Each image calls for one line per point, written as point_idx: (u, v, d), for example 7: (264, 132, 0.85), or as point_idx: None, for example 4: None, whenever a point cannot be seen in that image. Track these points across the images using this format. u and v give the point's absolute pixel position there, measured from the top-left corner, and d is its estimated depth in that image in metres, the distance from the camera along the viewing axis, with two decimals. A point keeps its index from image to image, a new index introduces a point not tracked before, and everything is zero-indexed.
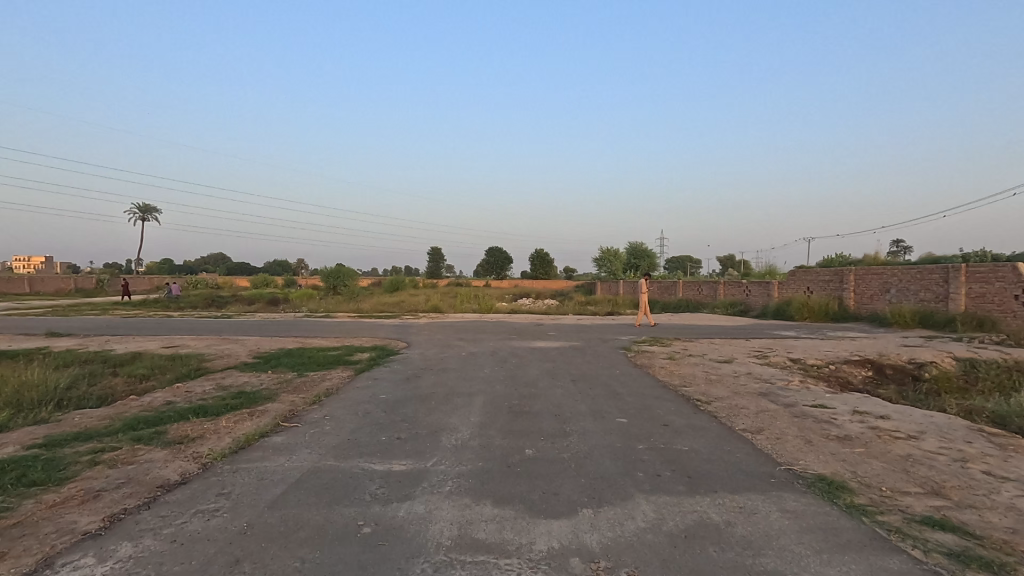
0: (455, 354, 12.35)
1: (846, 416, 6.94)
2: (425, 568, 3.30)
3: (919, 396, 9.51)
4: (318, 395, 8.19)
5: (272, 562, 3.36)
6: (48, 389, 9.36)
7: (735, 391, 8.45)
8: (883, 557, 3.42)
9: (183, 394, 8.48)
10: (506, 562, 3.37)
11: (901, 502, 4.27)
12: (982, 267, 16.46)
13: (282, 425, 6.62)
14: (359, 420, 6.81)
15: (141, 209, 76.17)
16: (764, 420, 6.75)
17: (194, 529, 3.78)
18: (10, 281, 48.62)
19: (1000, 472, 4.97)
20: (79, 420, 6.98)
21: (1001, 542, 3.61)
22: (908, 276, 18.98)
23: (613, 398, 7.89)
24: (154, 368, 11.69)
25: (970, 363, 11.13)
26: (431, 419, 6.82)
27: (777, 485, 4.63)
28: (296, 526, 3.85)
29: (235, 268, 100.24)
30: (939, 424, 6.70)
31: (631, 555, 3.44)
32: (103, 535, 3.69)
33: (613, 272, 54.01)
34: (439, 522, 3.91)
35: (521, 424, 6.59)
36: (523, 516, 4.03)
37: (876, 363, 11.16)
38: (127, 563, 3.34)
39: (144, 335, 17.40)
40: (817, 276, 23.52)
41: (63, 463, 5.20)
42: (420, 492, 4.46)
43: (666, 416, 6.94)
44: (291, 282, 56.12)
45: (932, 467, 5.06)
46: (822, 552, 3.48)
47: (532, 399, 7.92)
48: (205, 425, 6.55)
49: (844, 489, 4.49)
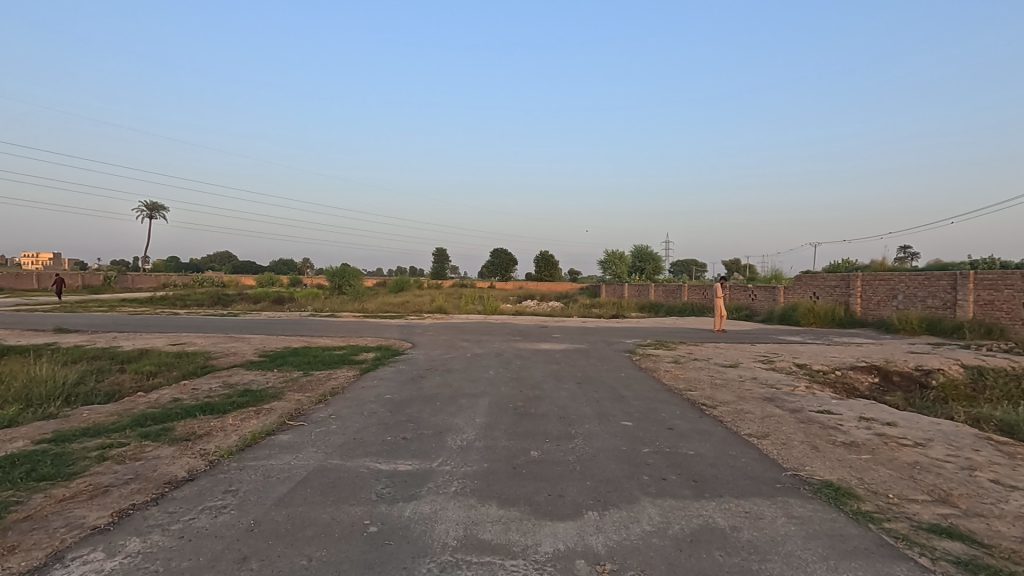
0: (459, 354, 12.40)
1: (853, 422, 6.91)
2: (431, 568, 3.31)
3: (925, 403, 9.46)
4: (324, 394, 8.21)
5: (279, 560, 3.38)
6: (56, 384, 9.45)
7: (740, 396, 8.43)
8: (890, 564, 3.41)
9: (191, 392, 8.52)
10: (512, 563, 3.38)
11: (907, 509, 4.25)
12: (990, 274, 16.37)
13: (287, 423, 6.64)
14: (364, 420, 6.84)
15: (148, 208, 77.49)
16: (770, 425, 6.73)
17: (202, 526, 3.80)
18: (17, 279, 49.19)
19: (1009, 481, 4.94)
20: (87, 416, 7.03)
21: (1010, 551, 3.58)
22: (915, 283, 18.84)
23: (619, 401, 7.89)
24: (163, 365, 11.77)
25: (978, 370, 11.07)
26: (436, 420, 6.83)
27: (783, 491, 4.61)
28: (302, 524, 3.86)
29: (241, 267, 100.99)
30: (948, 431, 6.66)
31: (636, 559, 3.43)
32: (111, 530, 3.72)
33: (618, 276, 54.27)
34: (445, 522, 3.92)
35: (525, 425, 6.60)
36: (528, 517, 4.04)
37: (883, 370, 11.05)
38: (136, 558, 3.36)
39: (150, 332, 17.50)
40: (823, 281, 23.45)
41: (71, 458, 5.23)
42: (426, 492, 4.48)
43: (671, 420, 6.94)
44: (292, 282, 56.63)
45: (939, 475, 5.03)
46: (829, 559, 3.47)
47: (537, 401, 7.96)
48: (212, 423, 6.58)
49: (851, 496, 4.48)
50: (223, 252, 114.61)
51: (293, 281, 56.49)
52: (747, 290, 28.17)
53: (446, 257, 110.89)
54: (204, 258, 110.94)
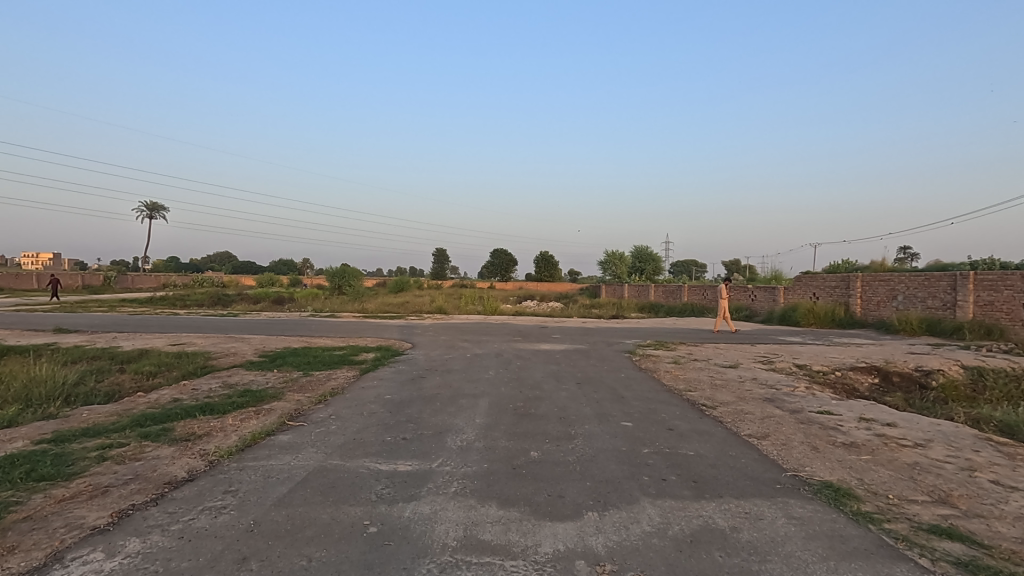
0: (459, 354, 12.41)
1: (853, 423, 6.90)
2: (431, 568, 3.31)
3: (925, 403, 9.46)
4: (324, 395, 8.21)
5: (279, 560, 3.38)
6: (56, 384, 9.45)
7: (740, 396, 8.43)
8: (889, 565, 3.41)
9: (191, 392, 8.51)
10: (511, 564, 3.37)
11: (907, 510, 4.25)
12: (990, 274, 16.37)
13: (287, 424, 6.63)
14: (364, 420, 6.84)
15: (148, 208, 77.58)
16: (769, 425, 6.73)
17: (202, 526, 3.80)
18: (17, 279, 49.22)
19: (1009, 482, 4.94)
20: (87, 416, 7.04)
21: (1010, 552, 3.58)
22: (915, 284, 18.85)
23: (619, 402, 7.89)
24: (163, 365, 11.77)
25: (978, 371, 11.07)
26: (436, 420, 6.83)
27: (783, 492, 4.61)
28: (302, 525, 3.86)
29: (241, 268, 101.06)
30: (948, 432, 6.66)
31: (636, 560, 3.44)
32: (111, 531, 3.72)
33: (618, 276, 54.33)
34: (445, 523, 3.92)
35: (525, 426, 6.59)
36: (528, 518, 4.03)
37: (883, 370, 11.04)
38: (135, 558, 3.36)
39: (150, 332, 17.51)
40: (823, 282, 23.45)
41: (71, 458, 5.23)
42: (426, 493, 4.48)
43: (672, 420, 6.94)
44: (291, 282, 56.68)
45: (939, 476, 5.03)
46: (829, 560, 3.47)
47: (537, 401, 7.96)
48: (212, 423, 6.58)
49: (851, 496, 4.48)
50: (223, 252, 114.74)
51: (293, 282, 56.60)
52: (747, 291, 28.18)
53: (447, 257, 110.85)
54: (204, 258, 110.99)
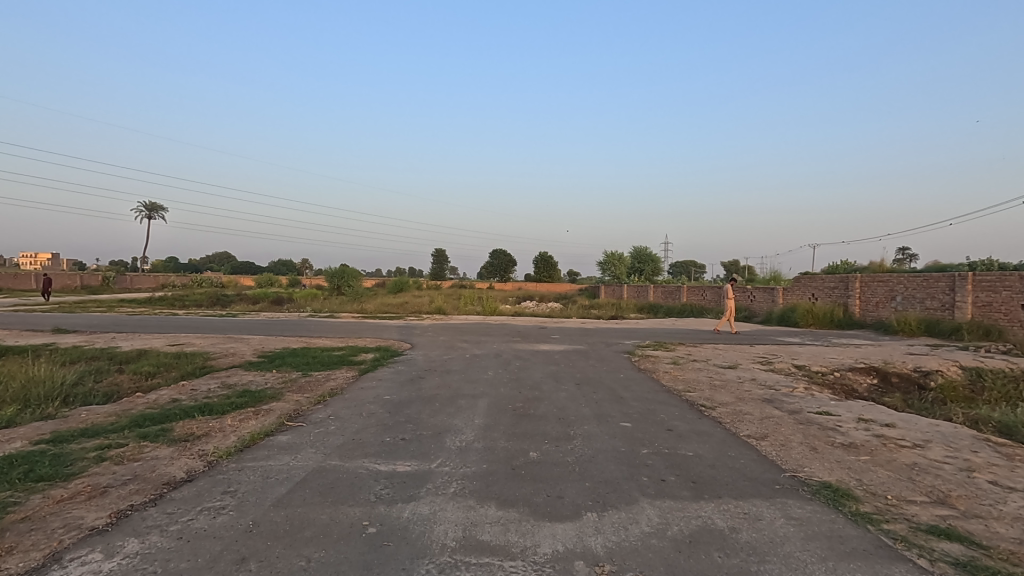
0: (458, 355, 12.40)
1: (851, 424, 6.90)
2: (430, 569, 3.30)
3: (923, 404, 9.48)
4: (323, 395, 8.20)
5: (278, 561, 3.37)
6: (54, 384, 9.45)
7: (739, 397, 8.44)
8: (888, 565, 3.41)
9: (190, 392, 8.51)
10: (510, 564, 3.37)
11: (906, 511, 4.26)
12: (988, 275, 16.41)
13: (286, 424, 6.63)
14: (363, 420, 6.83)
15: (148, 208, 77.58)
16: (768, 426, 6.74)
17: (200, 527, 3.79)
18: (16, 279, 49.21)
19: (1007, 482, 4.95)
20: (85, 416, 7.04)
21: (1008, 552, 3.59)
22: (914, 284, 18.89)
23: (618, 402, 7.89)
24: (163, 365, 11.78)
25: (976, 371, 11.09)
26: (435, 420, 6.83)
27: (782, 492, 4.61)
28: (301, 525, 3.86)
29: (240, 268, 101.07)
30: (947, 433, 6.66)
31: (636, 560, 3.44)
32: (110, 531, 3.72)
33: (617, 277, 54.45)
34: (444, 523, 3.92)
35: (524, 426, 6.59)
36: (527, 519, 4.03)
37: (882, 371, 11.05)
38: (134, 559, 3.36)
39: (149, 333, 17.52)
40: (822, 283, 23.49)
41: (69, 459, 5.23)
42: (425, 493, 4.47)
43: (670, 421, 6.95)
44: (291, 282, 56.74)
45: (938, 477, 5.04)
46: (827, 560, 3.47)
47: (536, 401, 7.96)
48: (211, 423, 6.58)
49: (850, 497, 4.48)
50: (222, 252, 114.75)
51: (292, 282, 56.65)
52: (746, 291, 28.22)
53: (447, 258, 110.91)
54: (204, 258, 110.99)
